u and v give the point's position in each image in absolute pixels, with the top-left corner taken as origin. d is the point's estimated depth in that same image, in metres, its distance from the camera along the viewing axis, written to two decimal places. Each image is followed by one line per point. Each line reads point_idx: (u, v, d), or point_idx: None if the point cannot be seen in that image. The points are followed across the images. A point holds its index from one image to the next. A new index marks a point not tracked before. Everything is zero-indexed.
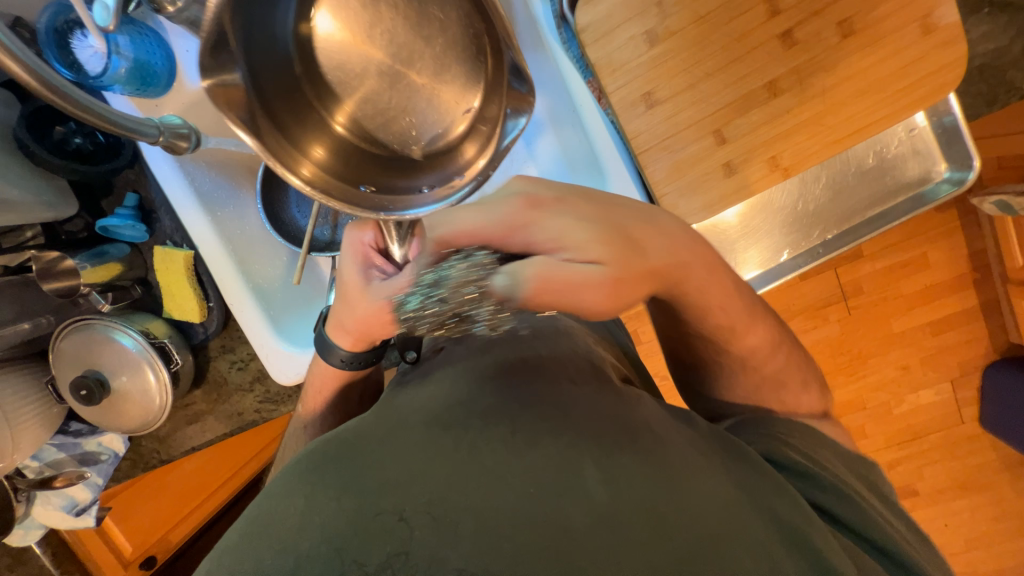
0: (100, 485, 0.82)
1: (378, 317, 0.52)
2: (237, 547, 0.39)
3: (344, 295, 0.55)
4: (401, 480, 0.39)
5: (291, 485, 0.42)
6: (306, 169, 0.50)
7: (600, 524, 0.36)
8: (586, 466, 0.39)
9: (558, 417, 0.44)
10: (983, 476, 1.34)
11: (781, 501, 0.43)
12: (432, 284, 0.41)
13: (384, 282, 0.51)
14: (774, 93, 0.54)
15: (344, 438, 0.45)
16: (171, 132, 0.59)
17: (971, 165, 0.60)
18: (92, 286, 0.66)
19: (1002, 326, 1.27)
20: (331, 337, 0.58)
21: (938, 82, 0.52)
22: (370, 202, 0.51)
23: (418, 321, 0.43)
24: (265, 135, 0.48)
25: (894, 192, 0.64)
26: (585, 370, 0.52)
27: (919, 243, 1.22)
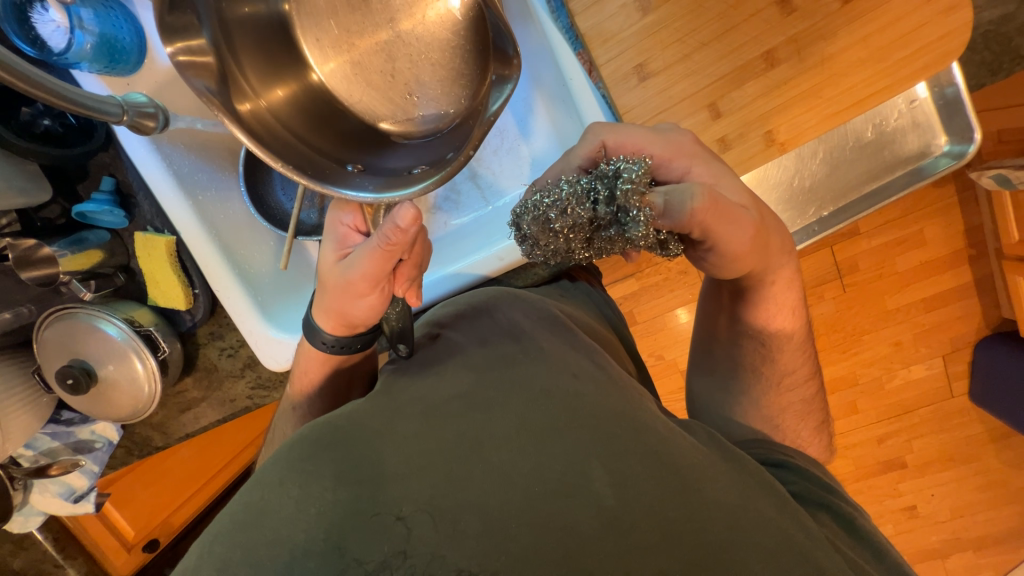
0: (96, 472, 0.82)
1: (352, 291, 0.52)
2: (229, 531, 0.38)
3: (320, 275, 0.55)
4: (398, 475, 0.39)
5: (284, 470, 0.41)
6: (288, 145, 0.49)
7: (589, 517, 0.36)
8: (576, 459, 0.39)
9: (550, 403, 0.44)
10: (970, 449, 1.37)
11: (769, 494, 0.43)
12: (609, 180, 0.45)
13: (354, 258, 0.51)
14: (770, 63, 0.52)
15: (339, 423, 0.45)
16: (136, 111, 0.56)
17: (972, 138, 0.58)
18: (72, 273, 0.65)
19: (995, 301, 1.27)
20: (316, 320, 0.56)
21: (940, 51, 0.49)
22: (350, 183, 0.49)
23: (555, 204, 0.46)
24: (245, 113, 0.47)
25: (892, 166, 0.62)
26: (577, 355, 0.51)
27: (915, 220, 1.21)
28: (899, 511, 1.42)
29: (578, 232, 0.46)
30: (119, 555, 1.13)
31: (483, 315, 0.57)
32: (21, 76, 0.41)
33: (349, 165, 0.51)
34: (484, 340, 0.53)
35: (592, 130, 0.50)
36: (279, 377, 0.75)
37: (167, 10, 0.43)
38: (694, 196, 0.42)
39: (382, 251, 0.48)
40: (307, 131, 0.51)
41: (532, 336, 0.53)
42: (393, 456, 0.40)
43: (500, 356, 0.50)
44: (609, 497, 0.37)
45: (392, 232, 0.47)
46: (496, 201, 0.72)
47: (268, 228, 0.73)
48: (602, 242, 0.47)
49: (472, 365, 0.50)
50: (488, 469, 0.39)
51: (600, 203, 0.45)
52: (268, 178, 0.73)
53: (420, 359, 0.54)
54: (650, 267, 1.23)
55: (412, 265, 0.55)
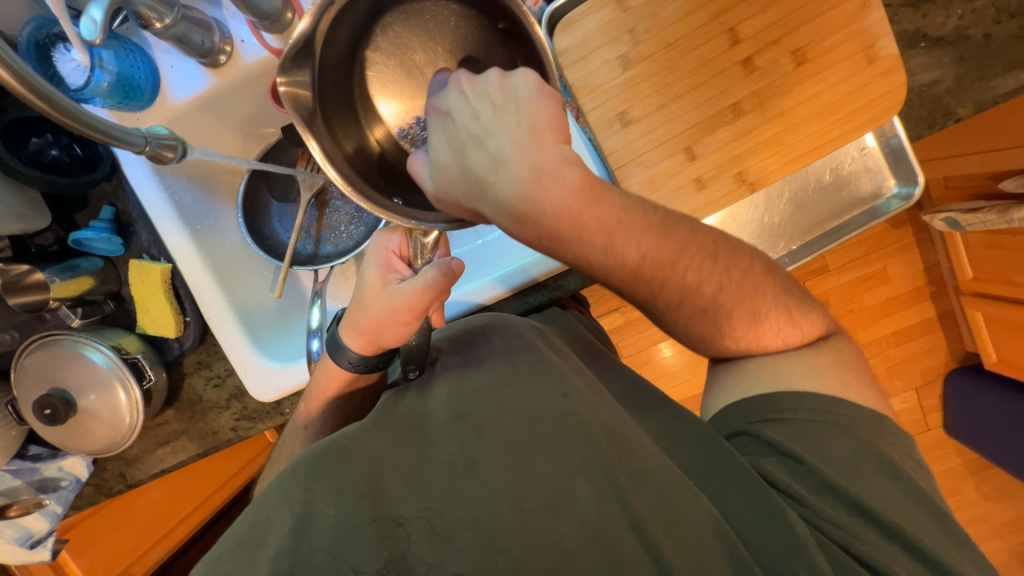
0: (59, 514, 0.76)
1: (392, 319, 0.54)
2: (224, 555, 0.38)
3: (361, 295, 0.56)
4: (400, 492, 0.40)
5: (284, 492, 0.40)
6: (342, 166, 0.45)
7: (590, 540, 0.38)
8: (579, 482, 0.41)
9: (544, 423, 0.44)
10: (950, 482, 1.41)
11: (759, 514, 0.45)
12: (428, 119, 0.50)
13: (401, 285, 0.53)
14: (738, 113, 0.58)
15: (342, 443, 0.44)
16: (157, 142, 0.55)
17: (916, 181, 0.64)
18: (62, 300, 0.64)
19: (958, 336, 1.35)
20: (342, 337, 0.57)
21: (884, 106, 0.56)
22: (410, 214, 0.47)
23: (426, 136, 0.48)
24: (318, 135, 0.45)
25: (850, 205, 0.68)
26: (578, 373, 0.52)
27: (879, 259, 1.30)
28: None
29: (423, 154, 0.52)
30: None
31: (479, 339, 0.58)
32: (52, 103, 0.43)
33: (395, 196, 0.48)
34: (479, 364, 0.54)
35: (515, 74, 0.36)
36: (266, 408, 0.74)
37: (288, 53, 0.42)
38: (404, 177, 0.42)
39: (429, 286, 0.51)
40: (366, 161, 0.49)
41: (526, 356, 0.53)
42: (392, 476, 0.41)
43: (495, 377, 0.51)
44: (593, 512, 0.39)
45: (445, 272, 0.50)
46: (487, 235, 0.75)
47: (265, 258, 0.75)
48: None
49: (464, 389, 0.51)
50: (481, 486, 0.40)
51: None
52: (265, 210, 0.76)
53: (421, 384, 0.54)
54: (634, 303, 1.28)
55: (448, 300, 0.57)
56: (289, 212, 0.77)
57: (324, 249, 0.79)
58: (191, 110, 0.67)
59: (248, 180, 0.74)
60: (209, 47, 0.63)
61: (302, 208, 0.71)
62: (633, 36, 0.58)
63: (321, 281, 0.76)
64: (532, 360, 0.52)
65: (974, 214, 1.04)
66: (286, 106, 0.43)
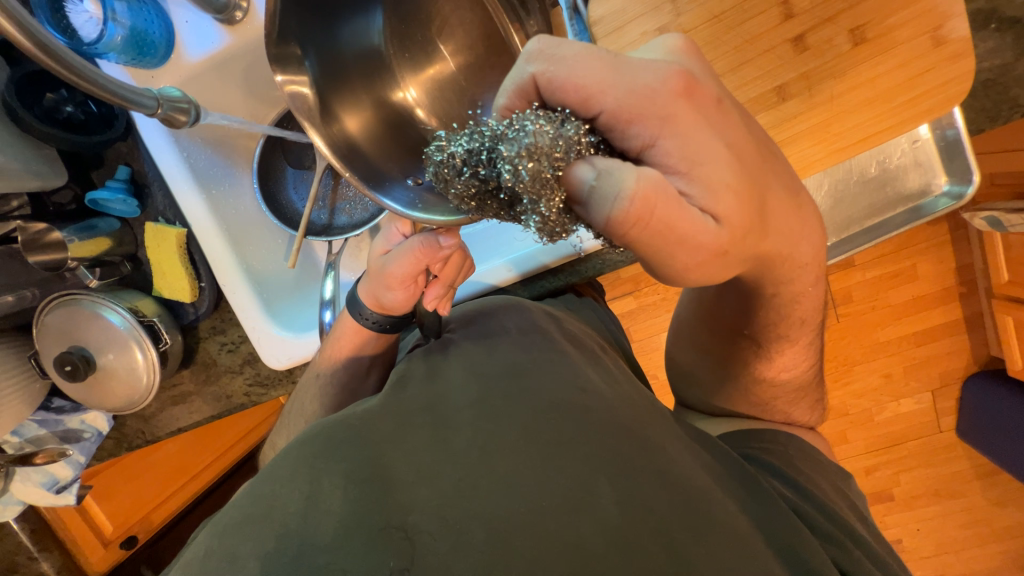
0: (82, 463, 0.80)
1: (390, 287, 0.61)
2: (237, 523, 0.40)
3: (369, 264, 0.65)
4: (409, 479, 0.41)
5: (294, 467, 0.44)
6: (345, 142, 0.53)
7: (614, 544, 0.36)
8: (601, 484, 0.40)
9: (558, 421, 0.45)
10: (956, 485, 1.39)
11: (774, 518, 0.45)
12: (506, 138, 0.39)
13: (398, 258, 0.59)
14: (782, 97, 0.54)
15: (354, 422, 0.48)
16: (170, 105, 0.54)
17: (971, 179, 0.57)
18: (80, 260, 0.64)
19: (984, 339, 1.31)
20: (358, 294, 0.65)
21: (943, 96, 0.52)
22: (404, 197, 0.53)
23: (526, 160, 0.36)
24: (325, 116, 0.52)
25: (893, 202, 0.61)
26: (583, 380, 0.53)
27: (910, 256, 1.25)
28: None
29: (468, 186, 0.42)
30: (94, 551, 1.08)
31: (493, 321, 0.62)
32: (46, 48, 0.40)
33: (409, 180, 0.55)
34: (493, 348, 0.58)
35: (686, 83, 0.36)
36: (278, 375, 0.75)
37: (273, 41, 0.48)
38: (620, 198, 0.33)
39: (416, 257, 0.58)
40: (378, 136, 0.56)
41: (541, 348, 0.57)
42: (402, 463, 0.42)
43: (509, 365, 0.54)
44: (614, 513, 0.38)
45: (431, 243, 0.58)
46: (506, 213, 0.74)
47: (279, 226, 0.75)
48: (492, 201, 0.42)
49: (479, 373, 0.54)
50: (495, 479, 0.40)
51: (521, 171, 0.37)
52: (281, 177, 0.75)
53: (429, 362, 0.59)
54: (648, 287, 1.35)
55: (440, 283, 0.64)
56: (305, 180, 0.76)
57: (339, 219, 0.78)
58: (208, 70, 0.65)
59: (263, 146, 0.73)
60: (224, 2, 0.60)
61: (317, 178, 0.69)
62: (675, 6, 0.53)
63: (335, 252, 0.76)
64: (546, 350, 0.57)
65: (1019, 214, 1.00)
66: (291, 102, 0.50)
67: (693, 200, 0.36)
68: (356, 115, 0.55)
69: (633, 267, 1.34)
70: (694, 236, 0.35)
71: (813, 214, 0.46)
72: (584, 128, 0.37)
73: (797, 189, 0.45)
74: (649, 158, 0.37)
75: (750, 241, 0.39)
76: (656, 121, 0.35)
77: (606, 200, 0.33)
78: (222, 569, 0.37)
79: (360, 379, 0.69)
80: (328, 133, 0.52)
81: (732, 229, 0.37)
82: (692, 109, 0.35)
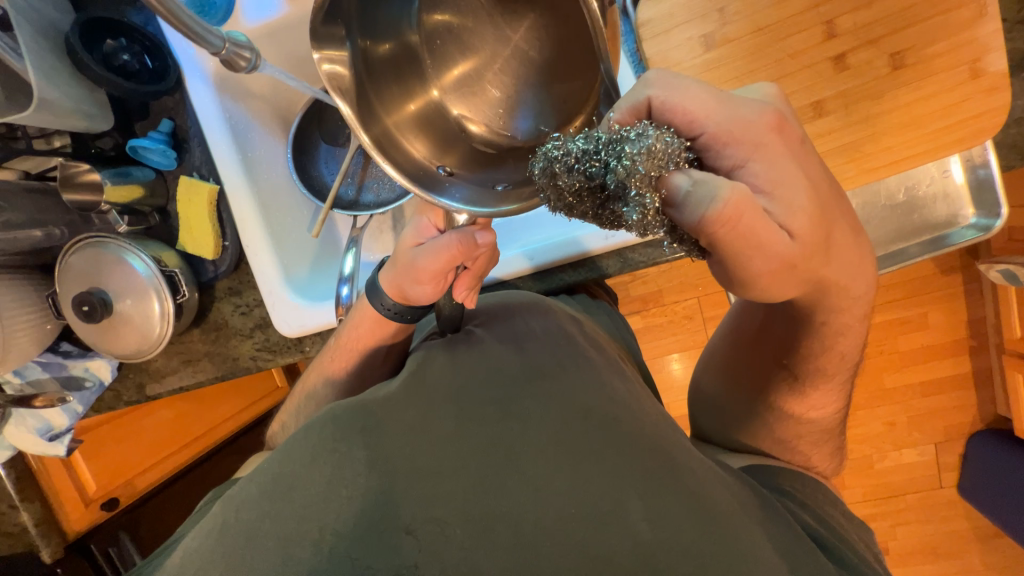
0: (79, 412, 0.80)
1: (415, 278, 0.61)
2: (256, 498, 0.45)
3: (395, 251, 0.64)
4: (433, 468, 0.44)
5: (314, 450, 0.47)
6: (379, 127, 0.55)
7: (642, 561, 0.38)
8: (631, 500, 0.43)
9: (589, 427, 0.49)
10: (954, 544, 1.36)
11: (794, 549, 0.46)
12: (625, 140, 0.40)
13: (428, 249, 0.59)
14: (819, 113, 0.55)
15: (375, 407, 0.51)
16: (234, 46, 0.55)
17: (999, 213, 0.56)
18: (112, 205, 0.65)
19: (992, 397, 1.29)
20: (382, 282, 0.65)
21: (979, 126, 0.52)
22: (440, 185, 0.56)
23: (642, 159, 0.38)
24: (360, 99, 0.53)
25: (918, 230, 0.61)
26: (598, 390, 0.54)
27: (920, 304, 1.26)
28: None
29: (574, 180, 0.42)
30: (74, 508, 1.04)
31: (518, 320, 0.65)
32: None
33: (442, 167, 0.57)
34: (519, 346, 0.60)
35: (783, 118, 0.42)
36: (288, 342, 0.75)
37: (319, 22, 0.49)
38: (716, 200, 0.37)
39: (449, 253, 0.58)
40: (411, 122, 0.57)
41: (568, 350, 0.60)
42: (425, 453, 0.46)
43: (532, 366, 0.57)
44: (644, 531, 0.40)
45: (468, 241, 0.57)
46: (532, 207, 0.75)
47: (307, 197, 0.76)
48: (590, 199, 0.42)
49: (507, 371, 0.56)
50: (524, 479, 0.43)
51: (633, 167, 0.38)
52: (314, 152, 0.77)
53: (450, 354, 0.60)
54: (657, 308, 1.40)
55: (470, 275, 0.63)
56: (336, 156, 0.77)
57: (365, 197, 0.79)
58: (261, 38, 0.67)
59: (303, 117, 0.75)
60: None
61: (350, 154, 0.70)
62: (722, 15, 0.55)
63: (358, 227, 0.77)
64: (573, 356, 0.59)
65: None
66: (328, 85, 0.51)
67: (774, 216, 0.41)
68: (392, 100, 0.56)
69: (645, 287, 1.38)
70: (771, 244, 0.40)
71: (838, 226, 0.46)
72: (686, 144, 0.42)
73: (858, 228, 0.49)
74: (738, 176, 0.42)
75: (817, 263, 0.44)
76: (749, 146, 0.41)
77: (703, 202, 0.37)
78: (241, 545, 0.42)
79: (370, 358, 0.68)
80: (364, 117, 0.53)
81: (805, 245, 0.42)
82: (782, 142, 0.42)
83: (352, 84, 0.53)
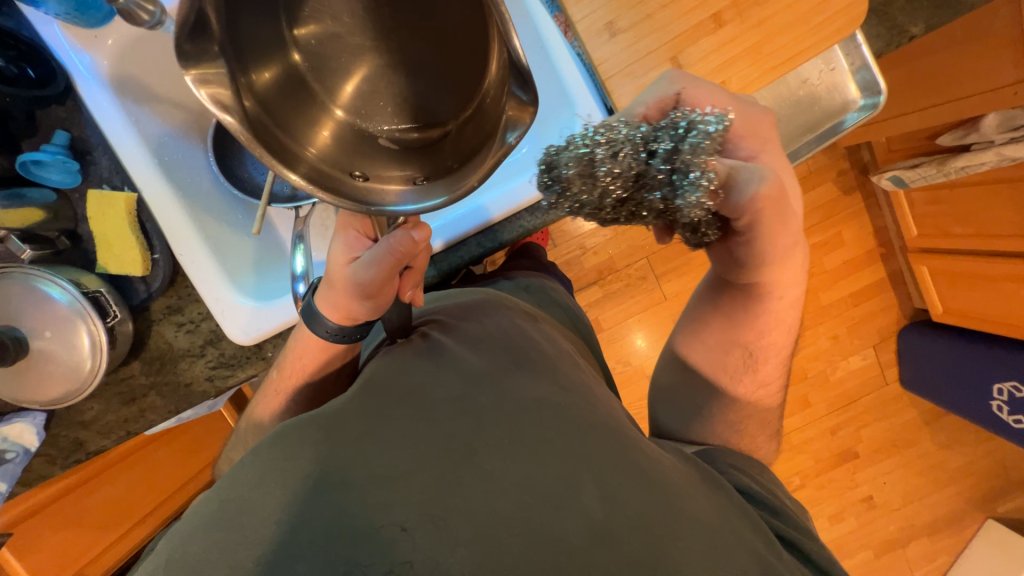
0: (3, 492, 0.67)
1: (360, 294, 0.56)
2: (201, 524, 0.42)
3: (327, 271, 0.58)
4: (392, 480, 0.42)
5: (261, 471, 0.44)
6: (271, 135, 0.41)
7: (599, 542, 0.40)
8: (585, 481, 0.44)
9: (543, 415, 0.49)
10: (908, 434, 1.51)
11: (744, 526, 0.47)
12: (677, 130, 0.45)
13: (364, 260, 0.54)
14: (718, 24, 0.61)
15: (325, 421, 0.49)
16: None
17: (880, 90, 0.64)
18: (8, 229, 0.58)
19: (907, 294, 1.47)
20: (318, 308, 0.59)
21: (850, 15, 0.60)
22: (363, 194, 0.43)
23: (705, 145, 0.43)
24: (245, 102, 0.41)
25: (822, 119, 0.68)
26: (549, 383, 0.54)
27: (835, 224, 1.41)
28: (858, 502, 1.51)
29: (630, 164, 0.43)
30: None
31: (470, 318, 0.64)
32: None
33: (356, 173, 0.45)
34: (474, 345, 0.59)
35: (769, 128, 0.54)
36: (246, 353, 0.69)
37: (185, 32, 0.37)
38: (762, 182, 0.47)
39: (392, 258, 0.53)
40: (305, 129, 0.44)
41: (521, 345, 0.60)
42: (394, 456, 0.44)
43: (491, 365, 0.56)
44: (599, 512, 0.42)
45: (405, 241, 0.54)
46: None
47: (240, 198, 0.73)
48: (636, 187, 0.45)
49: (465, 371, 0.54)
50: (479, 474, 0.43)
51: (690, 152, 0.42)
52: (239, 152, 0.74)
53: (397, 359, 0.57)
54: (612, 276, 1.44)
55: (416, 273, 0.59)
56: None
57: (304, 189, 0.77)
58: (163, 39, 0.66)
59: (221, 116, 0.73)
60: None
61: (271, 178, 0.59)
62: None
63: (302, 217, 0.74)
64: (529, 353, 0.58)
65: (914, 170, 1.18)
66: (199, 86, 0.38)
67: None
68: (275, 91, 0.44)
69: (598, 257, 1.43)
70: (784, 219, 0.51)
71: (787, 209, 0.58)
72: None
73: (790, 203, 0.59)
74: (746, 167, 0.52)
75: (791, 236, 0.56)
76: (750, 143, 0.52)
77: (758, 183, 0.47)
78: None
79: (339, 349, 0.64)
80: (248, 120, 0.40)
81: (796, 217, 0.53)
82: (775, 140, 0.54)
83: (247, 119, 0.40)
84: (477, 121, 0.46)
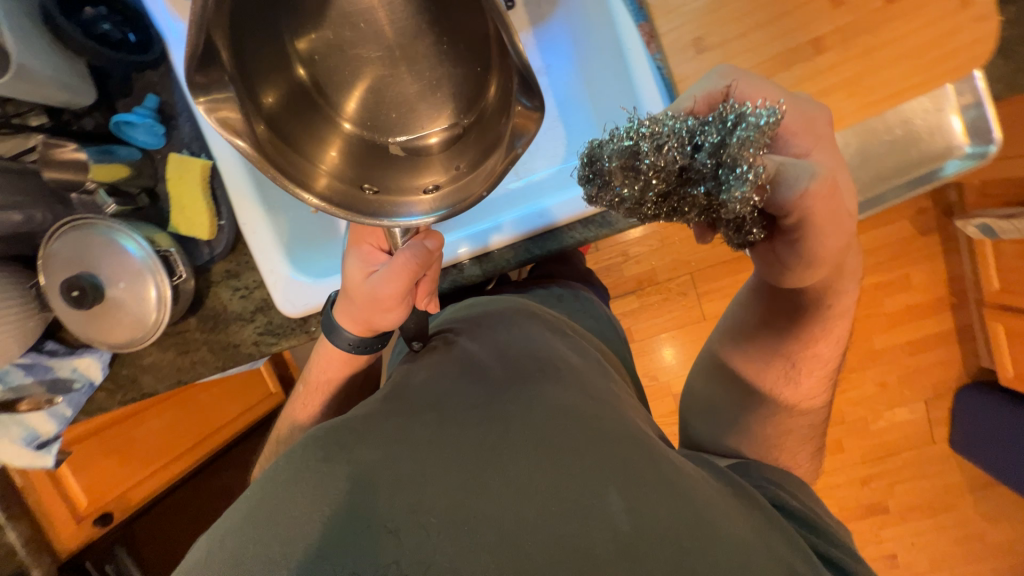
0: (68, 417, 0.73)
1: (380, 307, 0.57)
2: (236, 527, 0.42)
3: (346, 286, 0.59)
4: (415, 480, 0.42)
5: (293, 470, 0.45)
6: (286, 156, 0.42)
7: (627, 552, 0.38)
8: (611, 492, 0.42)
9: (563, 423, 0.48)
10: (948, 498, 1.40)
11: (793, 554, 0.44)
12: (722, 120, 0.39)
13: (380, 273, 0.55)
14: (820, 49, 0.57)
15: (350, 427, 0.49)
16: None
17: (992, 139, 0.58)
18: (97, 183, 0.62)
19: (974, 351, 1.35)
20: (338, 322, 0.61)
21: (973, 53, 0.54)
22: (375, 208, 0.44)
23: (753, 136, 0.38)
24: (259, 130, 0.40)
25: (920, 162, 0.62)
26: (574, 393, 0.53)
27: (901, 265, 1.30)
28: (880, 559, 1.43)
29: (669, 157, 0.39)
30: (65, 527, 0.99)
31: (501, 325, 0.64)
32: None
33: (366, 185, 0.45)
34: (500, 353, 0.59)
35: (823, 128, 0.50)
36: (292, 324, 0.72)
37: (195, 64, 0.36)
38: (812, 178, 0.42)
39: (408, 270, 0.54)
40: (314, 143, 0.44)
41: (547, 354, 0.59)
42: (418, 457, 0.44)
43: (513, 373, 0.55)
44: (627, 523, 0.40)
45: (421, 252, 0.54)
46: (526, 177, 0.75)
47: None
48: (675, 182, 0.40)
49: (488, 380, 0.55)
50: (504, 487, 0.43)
51: (739, 143, 0.37)
52: None
53: (428, 364, 0.59)
54: (651, 287, 1.40)
55: (432, 279, 0.59)
56: None
57: None
58: None
59: None
60: None
61: None
62: None
63: None
64: (556, 363, 0.57)
65: (1008, 220, 1.08)
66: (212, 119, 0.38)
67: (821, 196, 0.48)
68: (294, 100, 0.44)
69: (640, 267, 1.39)
70: (833, 220, 0.46)
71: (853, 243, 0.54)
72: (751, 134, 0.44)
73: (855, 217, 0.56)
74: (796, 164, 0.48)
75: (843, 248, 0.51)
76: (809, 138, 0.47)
77: (809, 179, 0.42)
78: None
79: None
80: (263, 147, 0.40)
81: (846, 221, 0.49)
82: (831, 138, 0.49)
83: (259, 142, 0.40)
84: (484, 134, 0.46)
